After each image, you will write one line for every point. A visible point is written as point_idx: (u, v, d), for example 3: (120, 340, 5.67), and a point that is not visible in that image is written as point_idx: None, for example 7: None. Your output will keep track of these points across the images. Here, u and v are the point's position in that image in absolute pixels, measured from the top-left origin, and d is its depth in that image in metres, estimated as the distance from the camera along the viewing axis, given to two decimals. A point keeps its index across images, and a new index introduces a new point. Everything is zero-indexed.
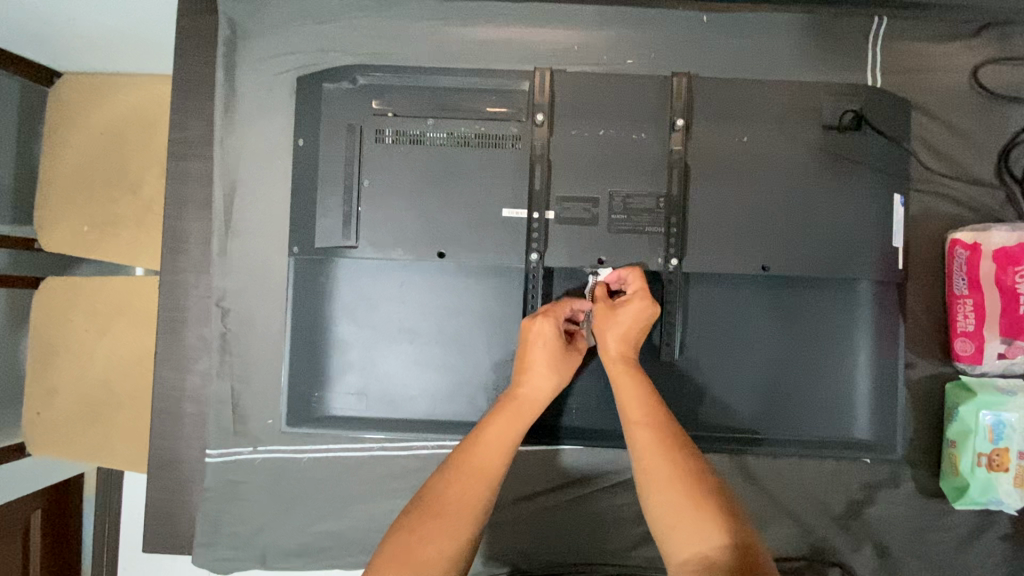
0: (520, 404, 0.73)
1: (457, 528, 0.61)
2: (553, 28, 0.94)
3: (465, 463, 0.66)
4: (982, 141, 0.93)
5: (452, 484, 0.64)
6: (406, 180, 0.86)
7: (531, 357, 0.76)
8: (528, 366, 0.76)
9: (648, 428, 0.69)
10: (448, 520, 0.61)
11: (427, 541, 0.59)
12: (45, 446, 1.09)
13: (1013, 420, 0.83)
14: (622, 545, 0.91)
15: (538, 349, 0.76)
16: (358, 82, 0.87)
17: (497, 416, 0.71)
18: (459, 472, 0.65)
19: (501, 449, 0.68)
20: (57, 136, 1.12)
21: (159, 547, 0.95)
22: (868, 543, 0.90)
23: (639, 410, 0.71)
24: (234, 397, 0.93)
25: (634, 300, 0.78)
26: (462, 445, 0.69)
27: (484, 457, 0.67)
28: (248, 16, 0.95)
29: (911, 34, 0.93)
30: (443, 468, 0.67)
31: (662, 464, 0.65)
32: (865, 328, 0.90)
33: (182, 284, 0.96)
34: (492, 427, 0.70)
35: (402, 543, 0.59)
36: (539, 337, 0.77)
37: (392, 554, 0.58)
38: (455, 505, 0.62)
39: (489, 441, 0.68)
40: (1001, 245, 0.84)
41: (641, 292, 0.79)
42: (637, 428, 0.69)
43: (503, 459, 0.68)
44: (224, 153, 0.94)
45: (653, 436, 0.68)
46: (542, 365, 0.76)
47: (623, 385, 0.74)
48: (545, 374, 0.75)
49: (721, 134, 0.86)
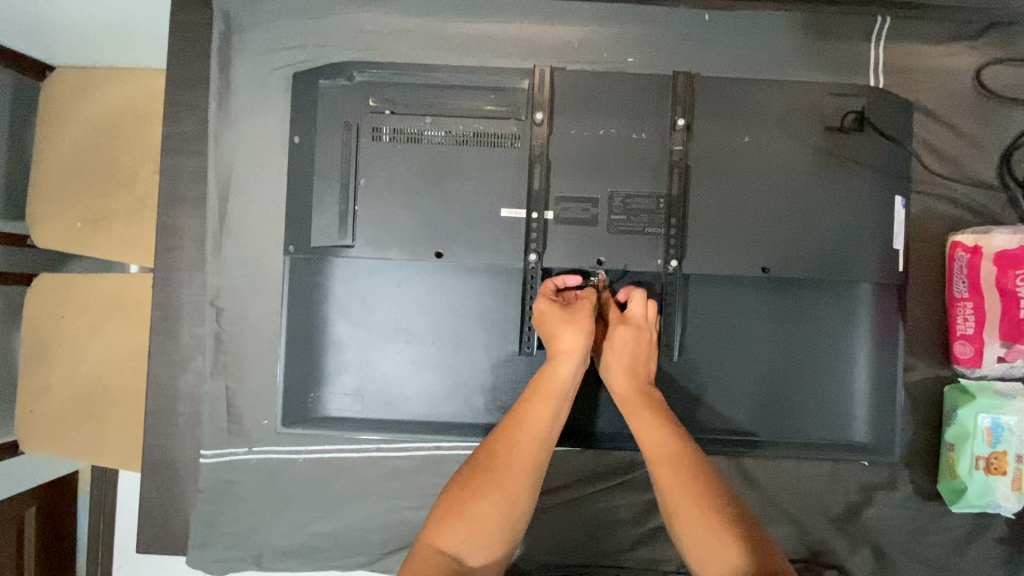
0: (561, 367, 0.77)
1: (508, 490, 0.70)
2: (553, 24, 0.92)
3: (512, 431, 0.74)
4: (983, 142, 0.93)
5: (502, 452, 0.72)
6: (405, 179, 0.85)
7: (551, 325, 0.79)
8: (551, 333, 0.79)
9: (664, 463, 0.73)
10: (498, 483, 0.70)
11: (482, 501, 0.69)
12: (37, 443, 1.08)
13: (1011, 423, 0.83)
14: (619, 546, 0.91)
15: (549, 315, 0.80)
16: (355, 78, 0.86)
17: (539, 387, 0.76)
18: (506, 440, 0.73)
19: (543, 414, 0.75)
20: (49, 130, 1.10)
21: (153, 547, 0.94)
22: (865, 546, 0.90)
23: (658, 442, 0.74)
24: (229, 397, 0.93)
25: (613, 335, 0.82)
26: (509, 415, 0.76)
27: (530, 422, 0.74)
28: (243, 10, 0.93)
29: (914, 34, 0.92)
30: (493, 433, 0.75)
31: (682, 494, 0.70)
32: (864, 330, 0.89)
33: (176, 282, 0.95)
34: (535, 394, 0.76)
35: (460, 502, 0.69)
36: (546, 321, 0.80)
37: (452, 512, 0.69)
38: (504, 470, 0.71)
39: (532, 410, 0.75)
40: (1002, 248, 0.84)
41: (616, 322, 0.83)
42: (655, 464, 0.73)
43: (546, 421, 0.74)
44: (218, 150, 0.93)
45: (673, 468, 0.72)
46: (561, 325, 0.78)
47: (640, 416, 0.77)
48: (570, 323, 0.78)
49: (723, 133, 0.85)
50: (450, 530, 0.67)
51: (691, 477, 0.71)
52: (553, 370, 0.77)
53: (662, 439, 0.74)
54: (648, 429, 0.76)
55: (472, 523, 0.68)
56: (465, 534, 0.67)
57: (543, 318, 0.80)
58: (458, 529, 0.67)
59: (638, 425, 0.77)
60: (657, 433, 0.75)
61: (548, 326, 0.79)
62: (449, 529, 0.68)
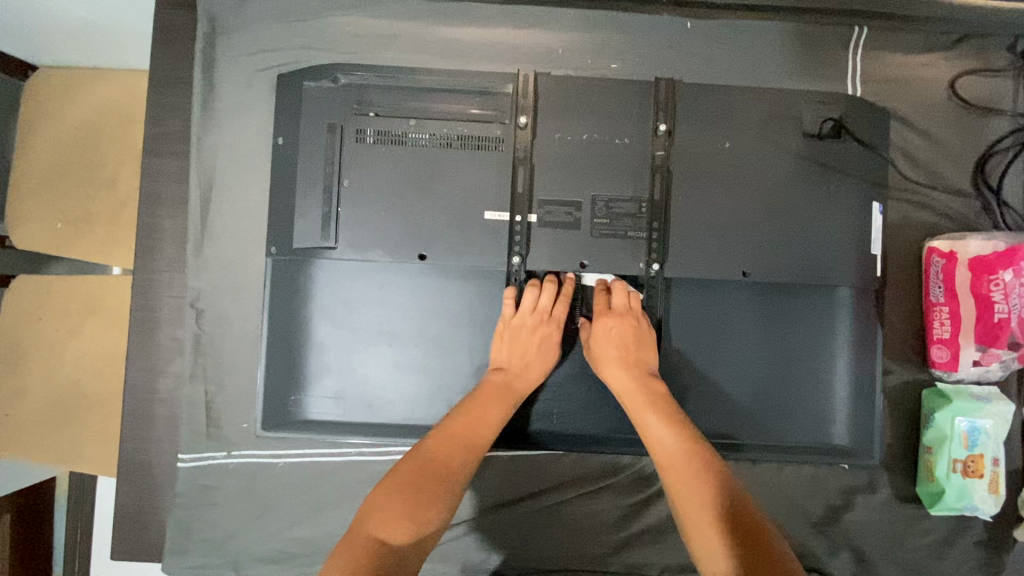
0: (506, 395, 0.82)
1: (450, 497, 0.74)
2: (537, 30, 0.93)
3: (463, 441, 0.77)
4: (959, 151, 0.95)
5: (453, 459, 0.76)
6: (388, 181, 0.85)
7: (520, 352, 0.84)
8: (523, 364, 0.84)
9: (674, 468, 0.75)
10: (446, 489, 0.74)
11: (429, 505, 0.72)
12: (9, 449, 1.05)
13: (987, 426, 0.85)
14: (601, 551, 0.91)
15: (522, 334, 0.83)
16: (340, 80, 0.86)
17: (490, 408, 0.80)
18: (457, 448, 0.77)
19: (490, 431, 0.80)
20: (26, 129, 1.08)
21: (129, 554, 0.93)
22: (845, 549, 0.91)
23: (664, 445, 0.76)
24: (208, 400, 0.92)
25: (596, 326, 0.83)
26: (458, 423, 0.78)
27: (479, 435, 0.79)
28: (230, 13, 0.93)
29: (890, 45, 0.94)
30: (439, 438, 0.77)
31: (691, 497, 0.73)
32: (845, 334, 0.90)
33: (156, 283, 0.94)
34: (484, 409, 0.80)
35: (407, 502, 0.71)
36: (518, 342, 0.84)
37: (399, 509, 0.70)
38: (450, 478, 0.75)
39: (480, 425, 0.79)
40: (977, 253, 0.86)
41: (602, 313, 0.84)
42: (665, 468, 0.76)
43: (489, 438, 0.79)
44: (201, 151, 0.92)
45: (681, 470, 0.74)
46: (532, 356, 0.84)
47: (642, 409, 0.79)
48: (541, 365, 0.84)
49: (704, 137, 0.86)
50: (381, 513, 0.69)
51: (697, 479, 0.73)
52: (503, 379, 0.83)
53: (670, 441, 0.76)
54: (657, 434, 0.77)
55: (419, 522, 0.70)
56: (409, 531, 0.69)
57: (516, 334, 0.84)
58: (403, 526, 0.69)
59: (644, 425, 0.79)
60: (663, 434, 0.77)
61: (521, 352, 0.84)
62: (395, 525, 0.69)
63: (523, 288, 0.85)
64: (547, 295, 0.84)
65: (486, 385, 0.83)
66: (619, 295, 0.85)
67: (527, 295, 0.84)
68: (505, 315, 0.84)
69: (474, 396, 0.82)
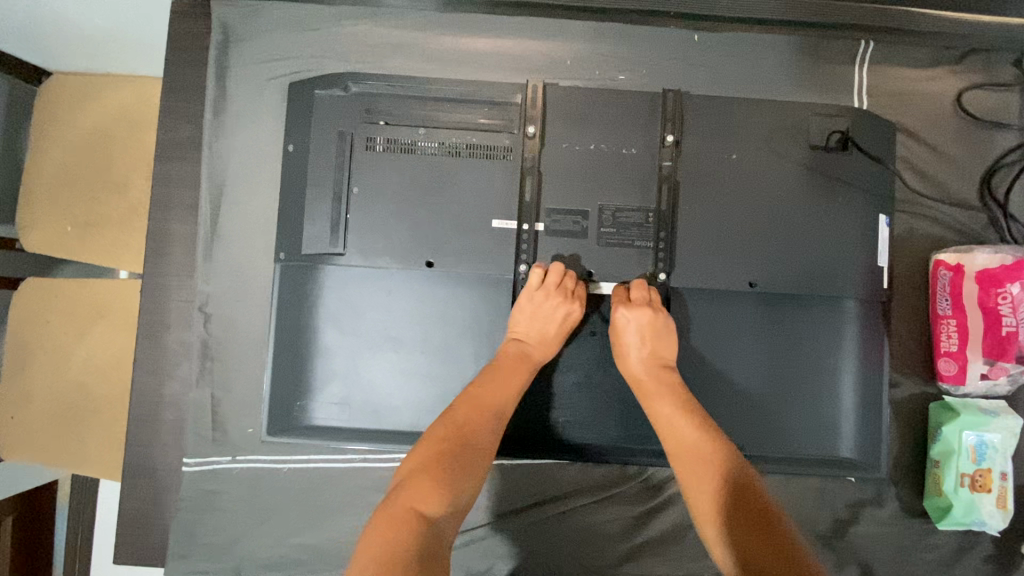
0: (525, 365, 0.82)
1: (479, 464, 0.72)
2: (546, 41, 0.94)
3: (488, 409, 0.76)
4: (966, 164, 0.95)
5: (479, 426, 0.75)
6: (397, 188, 0.85)
7: (540, 330, 0.83)
8: (541, 336, 0.83)
9: (686, 455, 0.74)
10: (475, 455, 0.72)
11: (461, 472, 0.70)
12: (15, 451, 1.06)
13: (994, 440, 0.85)
14: (606, 562, 0.90)
15: (544, 308, 0.82)
16: (350, 89, 0.87)
17: (510, 375, 0.80)
18: (481, 415, 0.76)
19: (511, 399, 0.79)
20: (40, 134, 1.10)
21: (131, 558, 0.93)
22: (852, 563, 0.90)
23: (677, 433, 0.76)
24: (214, 405, 0.92)
25: (618, 316, 0.81)
26: (482, 392, 0.78)
27: (501, 403, 0.78)
28: (242, 21, 0.95)
29: (896, 59, 0.95)
30: (463, 406, 0.76)
31: (703, 488, 0.72)
32: (852, 346, 0.90)
33: (165, 287, 0.95)
34: (503, 379, 0.80)
35: (439, 471, 0.69)
36: (537, 313, 0.82)
37: (431, 478, 0.68)
38: (479, 445, 0.73)
39: (503, 393, 0.79)
40: (984, 267, 0.85)
41: (620, 304, 0.82)
42: (675, 455, 0.75)
43: (512, 405, 0.79)
44: (211, 157, 0.93)
45: (692, 458, 0.74)
46: (550, 334, 0.83)
47: (659, 400, 0.79)
48: (557, 343, 0.84)
49: (711, 149, 0.87)
50: (415, 485, 0.67)
51: (708, 464, 0.72)
52: (520, 351, 0.83)
53: (682, 427, 0.76)
54: (669, 422, 0.77)
55: (452, 489, 0.68)
56: (445, 498, 0.67)
57: (539, 308, 0.82)
58: (438, 494, 0.67)
59: (657, 415, 0.78)
60: (675, 422, 0.77)
61: (540, 326, 0.83)
62: (430, 492, 0.67)
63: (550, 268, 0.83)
64: (574, 280, 0.83)
65: (505, 355, 0.82)
66: (638, 288, 0.83)
67: (553, 271, 0.82)
68: (531, 284, 0.82)
69: (493, 365, 0.82)
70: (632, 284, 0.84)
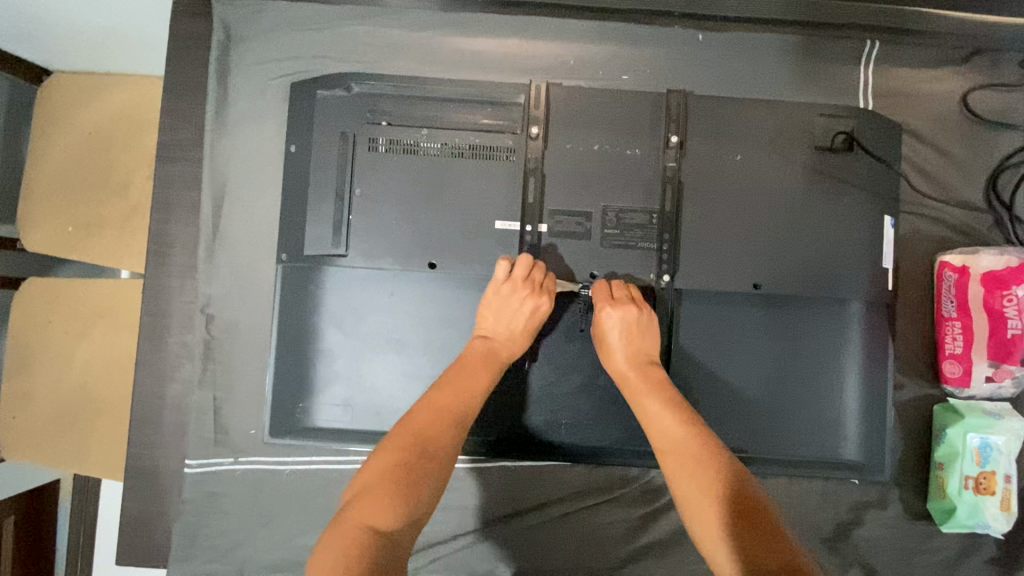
0: (490, 365, 0.81)
1: (438, 473, 0.71)
2: (550, 41, 0.94)
3: (447, 412, 0.74)
4: (971, 165, 0.94)
5: (439, 431, 0.73)
6: (400, 190, 0.85)
7: (507, 326, 0.82)
8: (509, 333, 0.82)
9: (673, 452, 0.73)
10: (434, 463, 0.71)
11: (416, 482, 0.68)
12: (17, 450, 1.06)
13: (999, 442, 0.84)
14: (611, 564, 0.90)
15: (510, 304, 0.81)
16: (352, 89, 0.87)
17: (471, 377, 0.79)
18: (443, 420, 0.74)
19: (474, 401, 0.77)
20: (41, 134, 1.09)
21: (135, 559, 0.93)
22: (855, 565, 0.90)
23: (664, 430, 0.75)
24: (217, 407, 0.92)
25: (601, 315, 0.80)
26: (442, 396, 0.76)
27: (462, 406, 0.76)
28: (243, 21, 0.94)
29: (901, 59, 0.94)
30: (423, 410, 0.74)
31: (690, 486, 0.71)
32: (856, 348, 0.89)
33: (167, 289, 0.95)
34: (464, 381, 0.78)
35: (393, 484, 0.67)
36: (504, 309, 0.81)
37: (384, 492, 0.66)
38: (437, 451, 0.72)
39: (461, 395, 0.77)
40: (990, 268, 0.85)
41: (605, 302, 0.80)
42: (663, 453, 0.74)
43: (474, 407, 0.77)
44: (213, 157, 0.93)
45: (679, 456, 0.72)
46: (517, 329, 0.82)
47: (642, 397, 0.78)
48: (523, 341, 0.83)
49: (715, 150, 0.87)
50: (368, 501, 0.66)
51: (695, 463, 0.71)
52: (486, 350, 0.81)
53: (670, 424, 0.75)
54: (656, 419, 0.76)
55: (405, 502, 0.67)
56: (398, 509, 0.66)
57: (505, 303, 0.81)
58: (392, 509, 0.66)
59: (644, 411, 0.77)
60: (662, 419, 0.76)
61: (506, 323, 0.82)
62: (382, 505, 0.66)
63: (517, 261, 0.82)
64: (540, 272, 0.82)
65: (469, 355, 0.81)
66: (617, 286, 0.83)
67: (520, 265, 0.81)
68: (496, 278, 0.81)
69: (456, 366, 0.80)
70: (613, 282, 0.84)
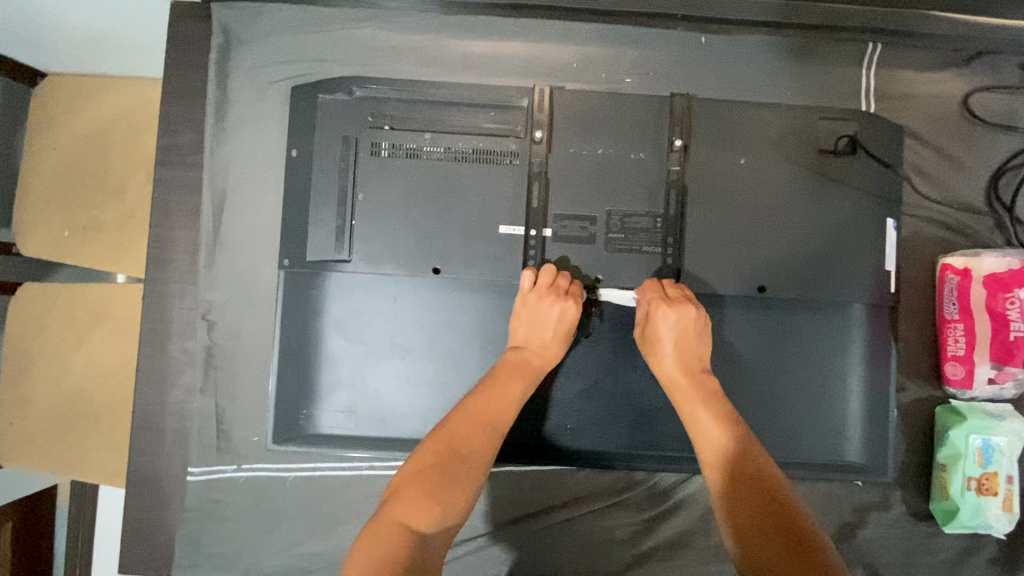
0: (526, 374, 0.80)
1: (473, 480, 0.71)
2: (552, 44, 0.93)
3: (484, 420, 0.75)
4: (972, 167, 0.95)
5: (474, 439, 0.73)
6: (403, 195, 0.84)
7: (540, 334, 0.81)
8: (538, 341, 0.82)
9: (724, 460, 0.73)
10: (470, 471, 0.71)
11: (451, 487, 0.69)
12: (13, 457, 1.04)
13: (1001, 443, 0.85)
14: (615, 568, 0.90)
15: (535, 312, 0.80)
16: (354, 93, 0.86)
17: (509, 387, 0.78)
18: (479, 428, 0.74)
19: (510, 411, 0.77)
20: (35, 137, 1.08)
21: (137, 567, 0.92)
22: (858, 566, 0.90)
23: (714, 437, 0.74)
24: (219, 413, 0.91)
25: (656, 316, 0.78)
26: (482, 404, 0.76)
27: (498, 416, 0.76)
28: (242, 23, 0.93)
29: (903, 61, 0.95)
30: (460, 417, 0.75)
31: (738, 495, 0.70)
32: (859, 350, 0.90)
33: (167, 294, 0.94)
34: (502, 391, 0.77)
35: (429, 488, 0.68)
36: (532, 317, 0.81)
37: (421, 493, 0.68)
38: (474, 460, 0.72)
39: (500, 406, 0.77)
40: (992, 271, 0.86)
41: (659, 300, 0.79)
42: (713, 460, 0.73)
43: (510, 418, 0.77)
44: (214, 162, 0.92)
45: (730, 464, 0.72)
46: (548, 338, 0.81)
47: (695, 404, 0.76)
48: (556, 348, 0.82)
49: (719, 154, 0.86)
50: (404, 502, 0.67)
51: (745, 472, 0.71)
52: (517, 361, 0.81)
53: (720, 432, 0.74)
54: (707, 426, 0.75)
55: (441, 507, 0.68)
56: (434, 514, 0.67)
57: (535, 311, 0.80)
58: (427, 512, 0.67)
59: (694, 418, 0.76)
60: (713, 425, 0.75)
61: (535, 331, 0.81)
62: (417, 508, 0.67)
63: (541, 270, 0.82)
64: (566, 279, 0.82)
65: (504, 364, 0.80)
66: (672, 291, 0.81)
67: (544, 273, 0.81)
68: (522, 288, 0.81)
69: (493, 375, 0.79)
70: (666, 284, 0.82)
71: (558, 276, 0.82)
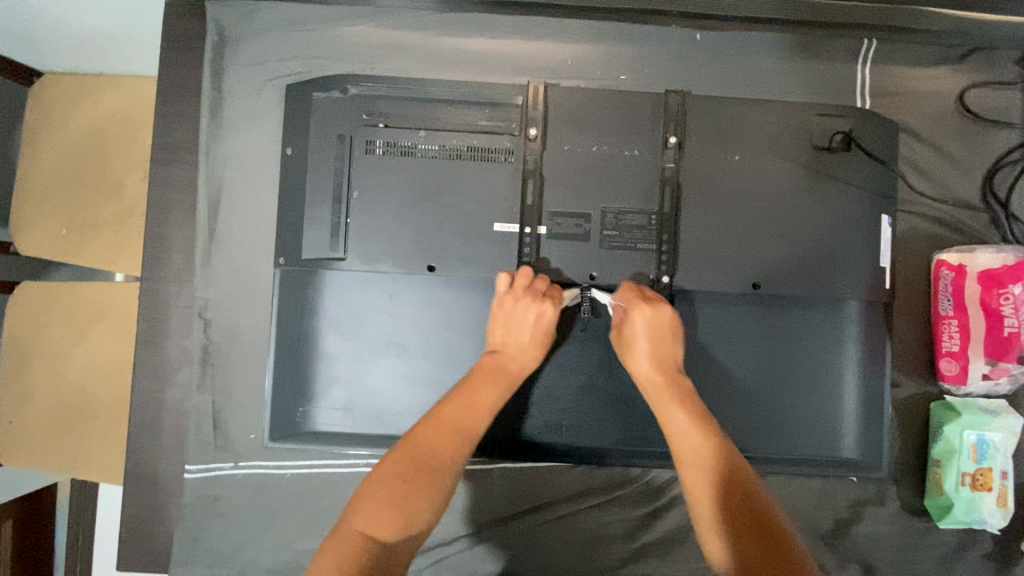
0: (500, 379, 0.80)
1: (439, 490, 0.72)
2: (547, 41, 0.93)
3: (452, 429, 0.75)
4: (968, 163, 0.95)
5: (441, 449, 0.74)
6: (398, 192, 0.84)
7: (516, 337, 0.82)
8: (515, 344, 0.82)
9: (695, 462, 0.74)
10: (436, 481, 0.72)
11: (415, 499, 0.71)
12: (13, 456, 1.05)
13: (995, 439, 0.85)
14: (609, 565, 0.90)
15: (512, 315, 0.81)
16: (349, 91, 0.86)
17: (480, 393, 0.78)
18: (446, 437, 0.75)
19: (481, 417, 0.77)
20: (32, 135, 1.08)
21: (136, 563, 0.93)
22: (853, 562, 0.91)
23: (686, 438, 0.75)
24: (216, 411, 0.91)
25: (634, 315, 0.79)
26: (451, 411, 0.76)
27: (468, 423, 0.76)
28: (238, 22, 0.93)
29: (898, 57, 0.94)
30: (428, 425, 0.75)
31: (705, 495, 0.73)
32: (854, 347, 0.90)
33: (164, 293, 0.94)
34: (473, 397, 0.78)
35: (393, 500, 0.70)
36: (507, 319, 0.81)
37: (383, 505, 0.69)
38: (443, 468, 0.73)
39: (471, 413, 0.77)
40: (986, 267, 0.86)
41: (638, 301, 0.80)
42: (685, 460, 0.75)
43: (482, 424, 0.78)
44: (210, 160, 0.92)
45: (701, 465, 0.73)
46: (525, 340, 0.82)
47: (669, 406, 0.77)
48: (533, 350, 0.83)
49: (713, 151, 0.86)
50: (366, 514, 0.69)
51: (715, 473, 0.73)
52: (491, 365, 0.81)
53: (692, 433, 0.75)
54: (680, 427, 0.76)
55: (404, 518, 0.69)
56: (397, 526, 0.69)
57: (512, 314, 0.81)
58: (389, 525, 0.69)
59: (667, 418, 0.77)
60: (686, 427, 0.76)
61: (511, 334, 0.82)
62: (380, 520, 0.69)
63: (517, 272, 0.82)
64: (542, 282, 0.82)
65: (478, 369, 0.81)
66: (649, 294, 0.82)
67: (519, 275, 0.81)
68: (498, 292, 0.82)
69: (466, 380, 0.80)
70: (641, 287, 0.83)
71: (535, 278, 0.82)
